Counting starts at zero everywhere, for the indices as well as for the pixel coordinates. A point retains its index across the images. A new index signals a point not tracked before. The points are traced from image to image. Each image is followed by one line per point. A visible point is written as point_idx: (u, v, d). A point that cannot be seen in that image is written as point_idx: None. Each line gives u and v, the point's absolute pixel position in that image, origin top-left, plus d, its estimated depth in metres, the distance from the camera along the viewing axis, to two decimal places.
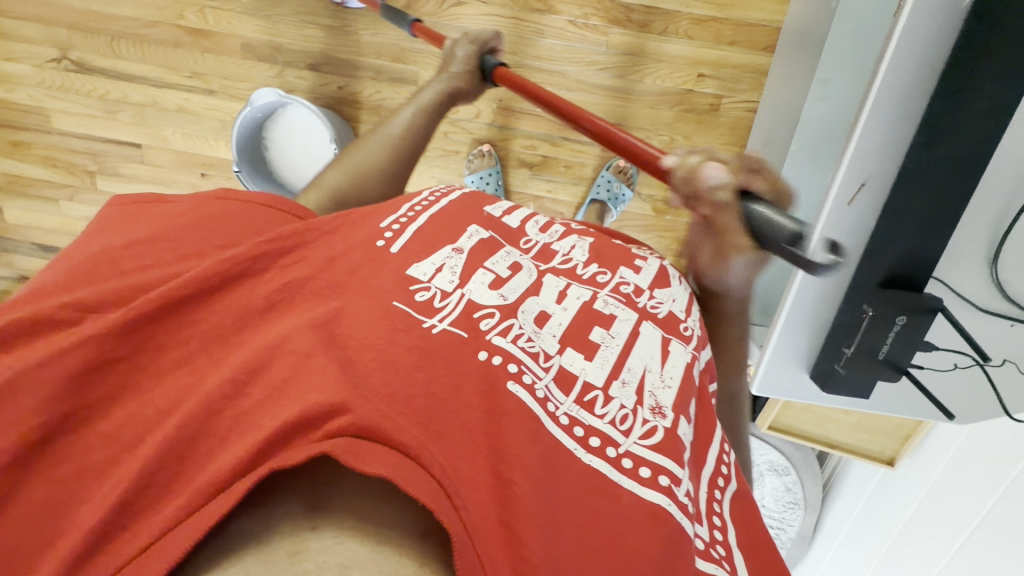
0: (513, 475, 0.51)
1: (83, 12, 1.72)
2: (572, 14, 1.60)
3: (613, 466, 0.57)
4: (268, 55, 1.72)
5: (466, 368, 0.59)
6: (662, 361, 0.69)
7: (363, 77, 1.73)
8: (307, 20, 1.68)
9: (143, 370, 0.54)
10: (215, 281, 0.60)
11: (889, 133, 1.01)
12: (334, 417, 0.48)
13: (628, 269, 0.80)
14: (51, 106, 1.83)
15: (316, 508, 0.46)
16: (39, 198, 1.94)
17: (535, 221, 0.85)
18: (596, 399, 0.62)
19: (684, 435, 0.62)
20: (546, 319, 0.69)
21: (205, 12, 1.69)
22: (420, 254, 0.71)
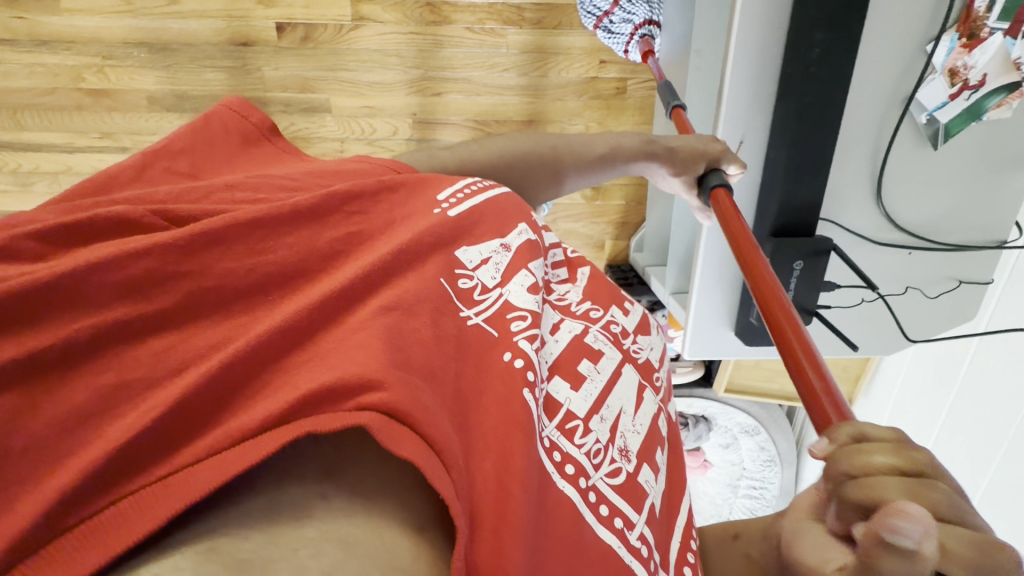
0: (513, 490, 0.50)
1: None
2: (468, 22, 1.67)
3: (578, 494, 0.61)
4: (173, 104, 1.69)
5: (489, 374, 0.58)
6: (638, 407, 0.75)
7: (273, 111, 1.73)
8: (206, 64, 1.66)
9: (214, 297, 0.47)
10: (280, 222, 0.55)
11: (754, 88, 1.15)
12: (376, 387, 0.43)
13: (619, 312, 0.84)
14: None
15: (330, 475, 0.43)
16: None
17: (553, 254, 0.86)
18: (576, 428, 0.65)
19: (644, 481, 0.69)
20: (552, 342, 0.71)
21: (102, 71, 1.64)
22: (475, 237, 0.69)
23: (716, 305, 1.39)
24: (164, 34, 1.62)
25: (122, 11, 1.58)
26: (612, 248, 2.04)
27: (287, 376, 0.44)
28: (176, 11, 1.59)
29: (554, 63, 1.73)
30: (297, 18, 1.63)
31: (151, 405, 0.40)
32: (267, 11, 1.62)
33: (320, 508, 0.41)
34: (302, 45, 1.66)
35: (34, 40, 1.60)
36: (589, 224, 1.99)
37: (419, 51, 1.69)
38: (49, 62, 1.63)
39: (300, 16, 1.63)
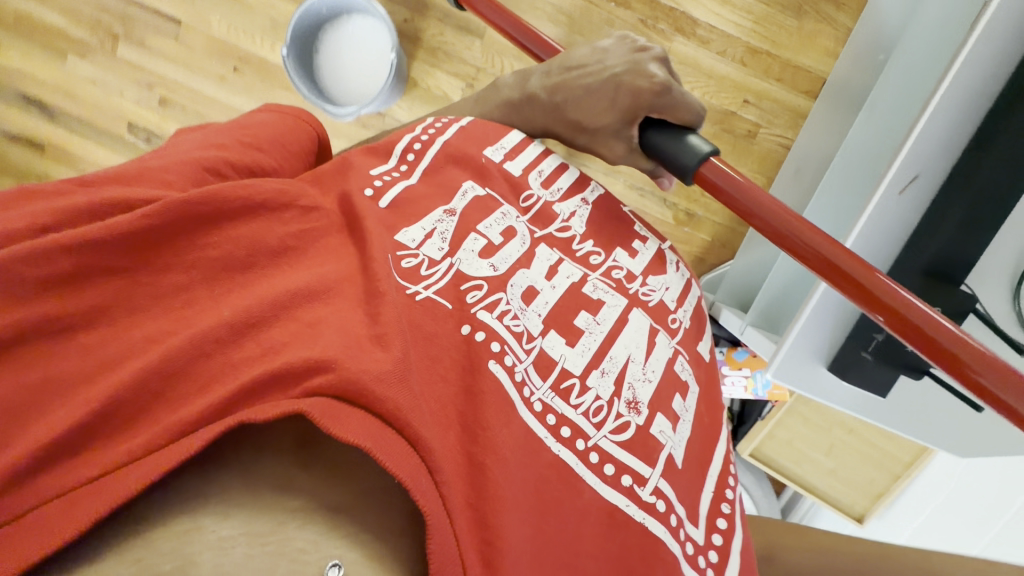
0: (488, 463, 0.43)
1: None
2: None
3: (580, 461, 0.47)
4: None
5: (445, 339, 0.48)
6: (654, 350, 0.58)
7: (430, 15, 1.65)
8: None
9: (164, 286, 0.39)
10: (270, 196, 0.46)
11: (954, 120, 0.78)
12: (312, 373, 0.37)
13: (624, 255, 0.65)
14: None
15: (305, 455, 0.39)
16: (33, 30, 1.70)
17: (539, 170, 0.67)
18: (575, 388, 0.51)
19: (658, 434, 0.52)
20: (539, 294, 0.56)
21: None
22: (412, 212, 0.56)
23: (815, 337, 0.93)
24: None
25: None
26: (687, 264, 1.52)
27: (217, 371, 0.37)
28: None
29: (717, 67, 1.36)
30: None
31: (61, 417, 0.33)
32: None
33: (298, 486, 0.38)
34: None
35: None
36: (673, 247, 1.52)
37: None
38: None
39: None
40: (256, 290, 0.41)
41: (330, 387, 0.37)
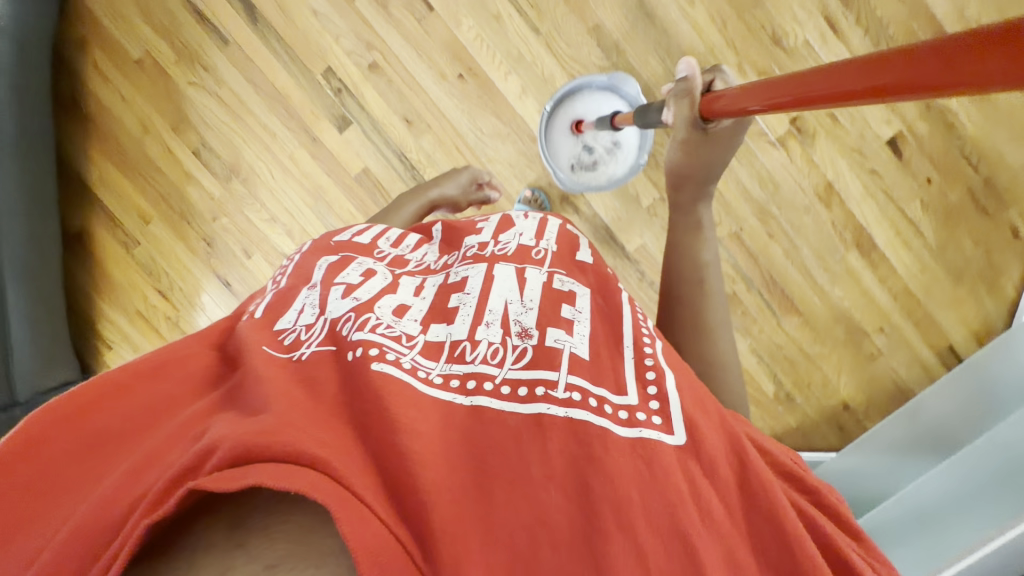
0: (402, 442, 0.34)
1: None
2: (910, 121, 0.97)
3: (495, 397, 0.38)
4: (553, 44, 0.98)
5: (329, 377, 0.38)
6: (526, 278, 0.47)
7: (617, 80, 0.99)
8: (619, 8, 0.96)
9: (14, 515, 0.34)
10: (136, 373, 0.42)
11: None
12: (195, 468, 0.30)
13: (472, 239, 0.55)
14: None
15: (238, 527, 0.28)
16: None
17: (387, 237, 0.58)
18: (464, 346, 0.41)
19: (554, 343, 0.41)
20: (411, 306, 0.45)
21: None
22: (277, 308, 0.47)
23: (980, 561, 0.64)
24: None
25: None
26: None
27: (97, 538, 0.30)
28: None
29: (828, 261, 1.01)
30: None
31: None
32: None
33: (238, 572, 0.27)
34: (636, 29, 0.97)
35: None
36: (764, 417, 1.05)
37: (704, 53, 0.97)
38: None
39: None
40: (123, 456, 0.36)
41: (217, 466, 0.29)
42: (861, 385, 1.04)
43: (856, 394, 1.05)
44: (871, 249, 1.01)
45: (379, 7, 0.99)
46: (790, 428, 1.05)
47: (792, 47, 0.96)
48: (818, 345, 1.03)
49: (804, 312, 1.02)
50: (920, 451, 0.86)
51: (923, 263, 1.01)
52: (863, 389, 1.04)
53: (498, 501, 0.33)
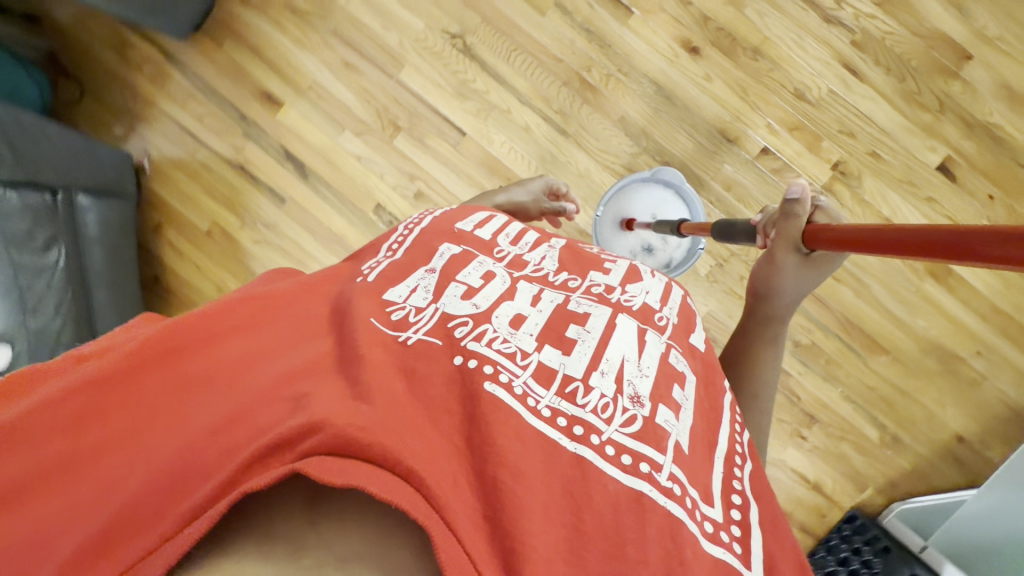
0: (502, 476, 0.32)
1: (315, 51, 1.08)
2: (953, 143, 0.97)
3: (598, 455, 0.35)
4: (582, 141, 1.02)
5: (437, 383, 0.36)
6: (648, 343, 0.43)
7: (644, 159, 1.02)
8: (638, 99, 1.01)
9: (120, 426, 0.35)
10: (233, 316, 0.42)
11: None
12: (303, 437, 0.30)
13: (597, 274, 0.50)
14: (277, 65, 1.09)
15: (316, 509, 0.29)
16: (185, 62, 1.11)
17: (508, 231, 0.56)
18: (577, 386, 0.38)
19: (663, 423, 0.38)
20: (528, 317, 0.42)
21: (604, 71, 1.01)
22: (394, 276, 0.46)
23: None
24: (602, 21, 1.01)
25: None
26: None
27: (200, 470, 0.31)
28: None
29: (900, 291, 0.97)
30: (673, 67, 1.00)
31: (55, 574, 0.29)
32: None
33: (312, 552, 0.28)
34: (658, 112, 1.01)
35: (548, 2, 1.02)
36: (870, 462, 1.00)
37: (732, 121, 1.00)
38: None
39: (754, 4, 0.98)
40: (219, 394, 0.35)
41: (320, 449, 0.29)
42: (970, 413, 0.99)
43: (967, 423, 0.99)
44: (947, 274, 0.97)
45: (416, 142, 1.05)
46: (905, 471, 1.00)
47: (817, 99, 0.98)
48: (912, 378, 0.98)
49: (891, 348, 0.98)
50: None
51: (1005, 278, 0.97)
52: (973, 418, 0.99)
53: (592, 559, 0.30)
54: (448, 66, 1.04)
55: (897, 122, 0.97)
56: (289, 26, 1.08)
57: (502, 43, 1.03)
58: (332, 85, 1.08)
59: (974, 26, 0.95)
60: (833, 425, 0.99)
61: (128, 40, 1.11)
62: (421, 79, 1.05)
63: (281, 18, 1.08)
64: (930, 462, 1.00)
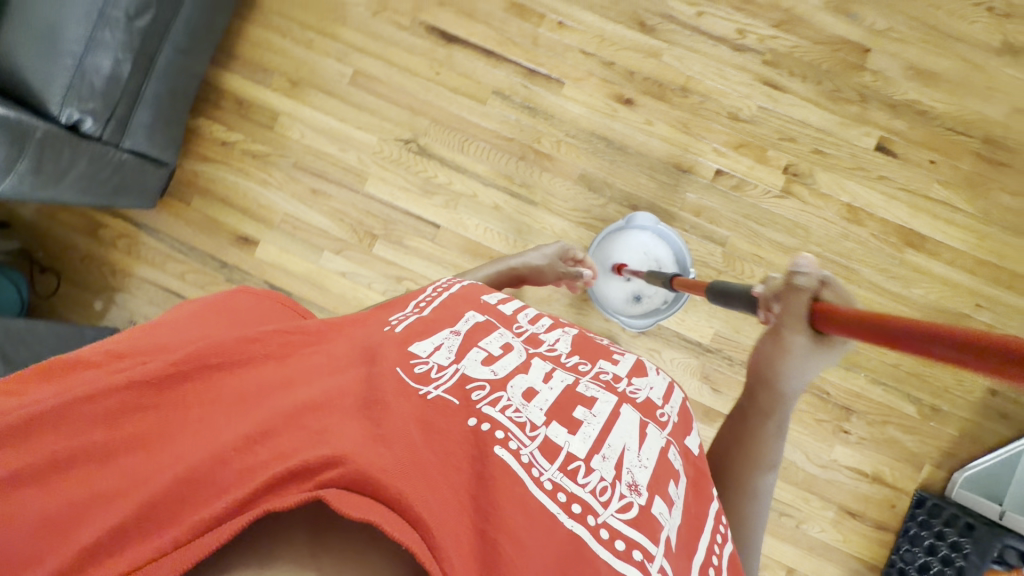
0: (502, 537, 0.31)
1: (281, 186, 1.12)
2: (884, 124, 1.04)
3: (592, 535, 0.34)
4: (552, 205, 1.07)
5: (455, 439, 0.36)
6: (648, 434, 0.42)
7: (613, 207, 1.06)
8: (593, 155, 1.07)
9: (156, 428, 0.35)
10: (274, 343, 0.42)
11: None
12: (326, 469, 0.32)
13: (606, 362, 0.48)
14: (246, 207, 1.13)
15: (321, 534, 0.31)
16: (157, 226, 1.14)
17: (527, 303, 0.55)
18: (579, 465, 0.37)
19: (659, 514, 0.37)
20: (539, 393, 0.41)
21: (554, 138, 1.08)
22: (424, 329, 0.45)
23: None
24: (540, 96, 1.09)
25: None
26: (873, 548, 0.97)
27: (226, 481, 0.32)
28: (589, 2, 1.09)
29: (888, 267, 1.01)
30: (615, 121, 1.07)
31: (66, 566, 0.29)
32: (693, 17, 1.07)
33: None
34: (613, 162, 1.07)
35: (487, 92, 1.10)
36: (919, 439, 0.97)
37: (683, 154, 1.06)
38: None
39: (670, 50, 1.07)
40: (255, 412, 0.36)
41: (340, 485, 0.31)
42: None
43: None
44: (923, 242, 1.02)
45: (395, 245, 1.08)
46: (953, 438, 0.97)
47: (751, 117, 1.06)
48: None
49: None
50: None
51: (975, 231, 1.02)
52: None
53: None
54: (409, 169, 1.10)
55: (828, 120, 1.05)
56: (252, 170, 1.13)
57: (455, 137, 1.10)
58: (304, 213, 1.12)
59: (865, 24, 1.05)
60: (872, 411, 0.98)
61: (99, 220, 1.15)
62: (387, 187, 1.10)
63: (243, 164, 1.14)
64: (976, 424, 0.98)
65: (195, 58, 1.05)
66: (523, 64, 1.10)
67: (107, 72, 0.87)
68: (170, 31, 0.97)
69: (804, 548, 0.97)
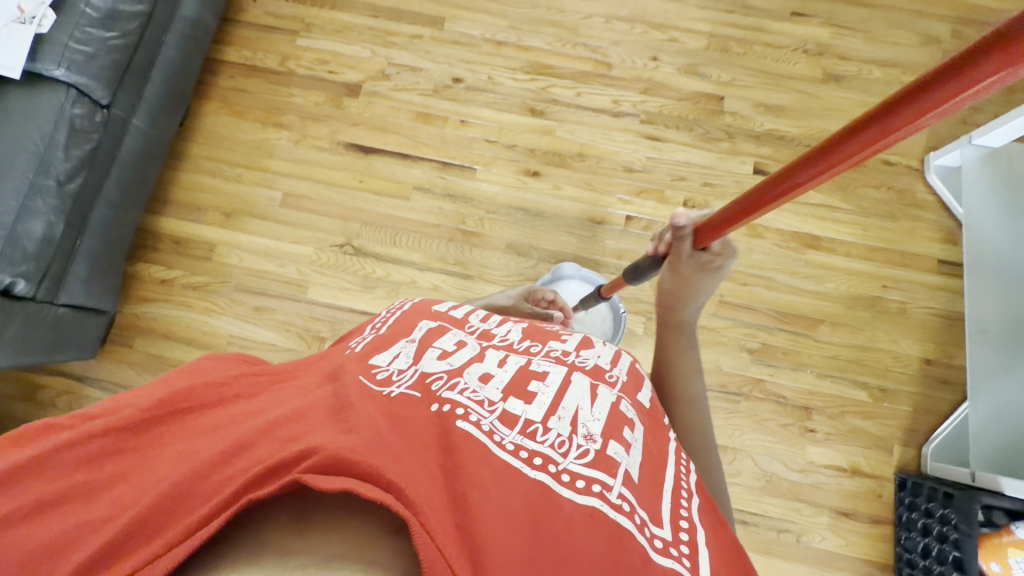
0: (473, 491, 0.30)
1: (225, 310, 1.15)
2: (755, 152, 1.20)
3: (555, 481, 0.33)
4: (486, 277, 1.14)
5: (419, 423, 0.34)
6: (600, 394, 0.42)
7: (542, 267, 1.15)
8: (514, 226, 1.17)
9: (130, 466, 0.33)
10: (242, 386, 0.42)
11: None
12: (298, 461, 0.30)
13: (555, 341, 0.50)
14: (192, 337, 1.13)
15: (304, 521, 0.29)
16: (102, 375, 1.12)
17: (478, 314, 0.57)
18: (537, 427, 0.37)
19: (614, 455, 0.37)
20: (495, 374, 0.41)
21: (476, 217, 1.18)
22: (379, 345, 0.46)
23: None
24: (457, 184, 1.20)
25: (522, 6, 1.30)
26: (875, 545, 1.05)
27: (208, 490, 0.30)
28: (483, 100, 1.24)
29: (798, 269, 1.18)
30: (527, 192, 1.19)
31: None
32: (573, 98, 1.24)
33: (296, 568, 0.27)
34: (533, 228, 1.17)
35: (407, 189, 1.20)
36: (880, 422, 1.11)
37: (594, 209, 1.17)
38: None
39: (561, 126, 1.22)
40: (232, 431, 0.35)
41: (315, 470, 0.29)
42: (919, 338, 1.15)
43: (924, 347, 1.15)
44: (819, 241, 1.20)
45: None
46: (908, 412, 1.12)
47: (642, 167, 1.19)
48: (855, 333, 1.15)
49: (825, 317, 1.16)
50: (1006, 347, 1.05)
51: (857, 226, 1.21)
52: (926, 340, 1.15)
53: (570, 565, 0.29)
54: (348, 270, 1.15)
55: (708, 158, 1.20)
56: (195, 301, 1.16)
57: (386, 233, 1.17)
58: (250, 331, 1.13)
59: (714, 78, 1.25)
60: (828, 405, 1.12)
61: (38, 382, 1.11)
62: (329, 291, 1.14)
63: (184, 297, 1.16)
64: (918, 394, 1.13)
65: (128, 210, 1.11)
66: (433, 159, 1.21)
67: (39, 235, 0.91)
68: (102, 190, 1.05)
69: (814, 561, 1.05)
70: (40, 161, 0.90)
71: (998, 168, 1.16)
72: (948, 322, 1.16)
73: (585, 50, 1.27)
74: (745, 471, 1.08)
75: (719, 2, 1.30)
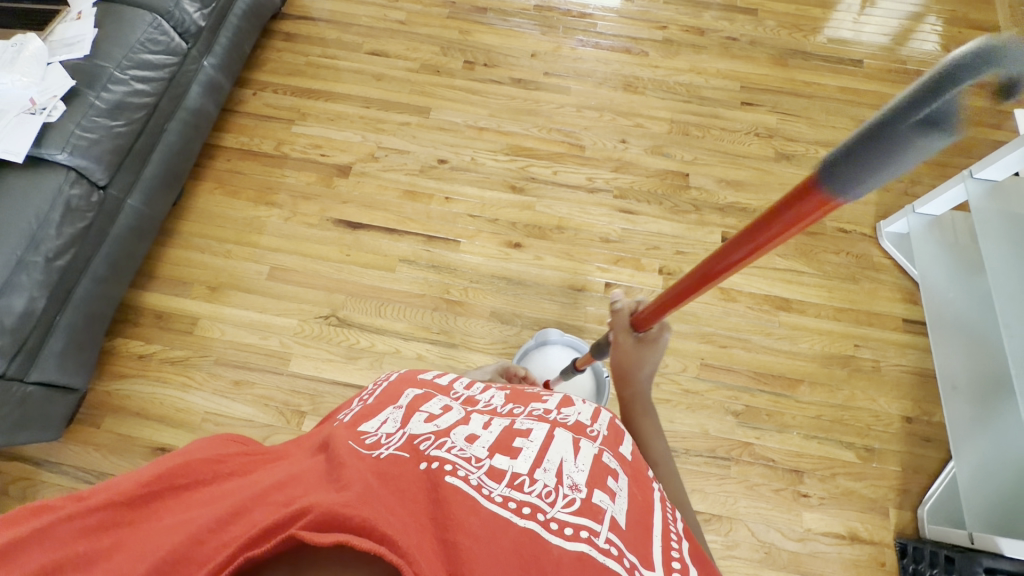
0: (462, 538, 0.30)
1: (202, 384, 1.12)
2: (721, 221, 1.28)
3: (544, 527, 0.32)
4: (470, 345, 1.14)
5: (406, 481, 0.34)
6: (581, 447, 0.42)
7: (527, 333, 1.16)
8: (498, 294, 1.20)
9: (122, 539, 0.31)
10: (235, 463, 0.40)
11: None
12: (295, 520, 0.29)
13: (537, 402, 0.50)
14: (167, 415, 1.09)
15: None
16: (67, 459, 1.06)
17: (461, 378, 0.57)
18: (524, 478, 0.36)
19: (600, 502, 0.36)
20: (481, 434, 0.41)
21: (459, 286, 1.21)
22: (366, 414, 0.45)
23: None
24: (442, 256, 1.24)
25: (502, 97, 1.43)
26: None
27: (205, 557, 0.29)
28: (466, 179, 1.32)
29: (772, 330, 1.22)
30: (510, 262, 1.23)
31: None
32: (551, 175, 1.33)
33: None
34: (515, 296, 1.20)
35: (393, 261, 1.23)
36: (871, 484, 1.09)
37: (574, 277, 1.22)
38: (430, 31, 1.54)
39: (540, 202, 1.30)
40: (226, 501, 0.34)
41: (311, 527, 0.28)
42: (895, 396, 1.17)
43: (902, 405, 1.17)
44: (790, 304, 1.25)
45: None
46: (898, 472, 1.11)
47: (618, 237, 1.26)
48: (835, 392, 1.17)
49: (804, 377, 1.18)
50: (982, 403, 1.09)
51: (823, 288, 1.27)
52: (902, 398, 1.17)
53: None
54: (332, 341, 1.15)
55: (679, 228, 1.27)
56: (171, 376, 1.13)
57: (372, 304, 1.19)
58: (227, 407, 1.10)
59: (678, 157, 1.36)
60: (819, 467, 1.10)
61: None
62: (311, 362, 1.13)
63: (161, 372, 1.13)
64: (905, 453, 1.12)
65: (114, 286, 1.11)
66: (418, 232, 1.26)
67: (20, 309, 0.90)
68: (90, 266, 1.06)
69: None
70: (31, 239, 0.92)
71: (945, 233, 1.27)
72: (922, 379, 1.19)
73: (560, 135, 1.38)
74: (743, 542, 1.04)
75: (677, 94, 1.45)
